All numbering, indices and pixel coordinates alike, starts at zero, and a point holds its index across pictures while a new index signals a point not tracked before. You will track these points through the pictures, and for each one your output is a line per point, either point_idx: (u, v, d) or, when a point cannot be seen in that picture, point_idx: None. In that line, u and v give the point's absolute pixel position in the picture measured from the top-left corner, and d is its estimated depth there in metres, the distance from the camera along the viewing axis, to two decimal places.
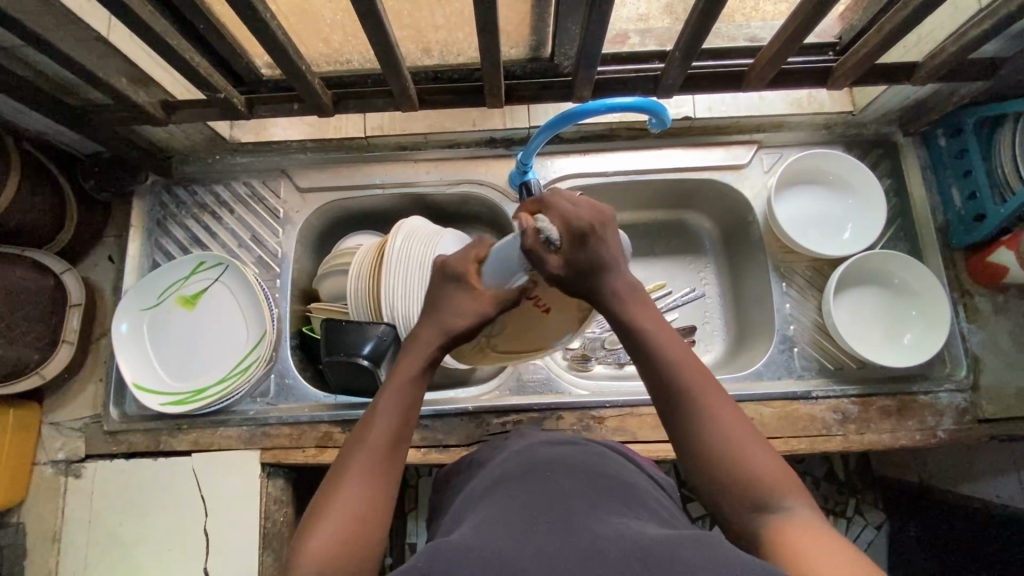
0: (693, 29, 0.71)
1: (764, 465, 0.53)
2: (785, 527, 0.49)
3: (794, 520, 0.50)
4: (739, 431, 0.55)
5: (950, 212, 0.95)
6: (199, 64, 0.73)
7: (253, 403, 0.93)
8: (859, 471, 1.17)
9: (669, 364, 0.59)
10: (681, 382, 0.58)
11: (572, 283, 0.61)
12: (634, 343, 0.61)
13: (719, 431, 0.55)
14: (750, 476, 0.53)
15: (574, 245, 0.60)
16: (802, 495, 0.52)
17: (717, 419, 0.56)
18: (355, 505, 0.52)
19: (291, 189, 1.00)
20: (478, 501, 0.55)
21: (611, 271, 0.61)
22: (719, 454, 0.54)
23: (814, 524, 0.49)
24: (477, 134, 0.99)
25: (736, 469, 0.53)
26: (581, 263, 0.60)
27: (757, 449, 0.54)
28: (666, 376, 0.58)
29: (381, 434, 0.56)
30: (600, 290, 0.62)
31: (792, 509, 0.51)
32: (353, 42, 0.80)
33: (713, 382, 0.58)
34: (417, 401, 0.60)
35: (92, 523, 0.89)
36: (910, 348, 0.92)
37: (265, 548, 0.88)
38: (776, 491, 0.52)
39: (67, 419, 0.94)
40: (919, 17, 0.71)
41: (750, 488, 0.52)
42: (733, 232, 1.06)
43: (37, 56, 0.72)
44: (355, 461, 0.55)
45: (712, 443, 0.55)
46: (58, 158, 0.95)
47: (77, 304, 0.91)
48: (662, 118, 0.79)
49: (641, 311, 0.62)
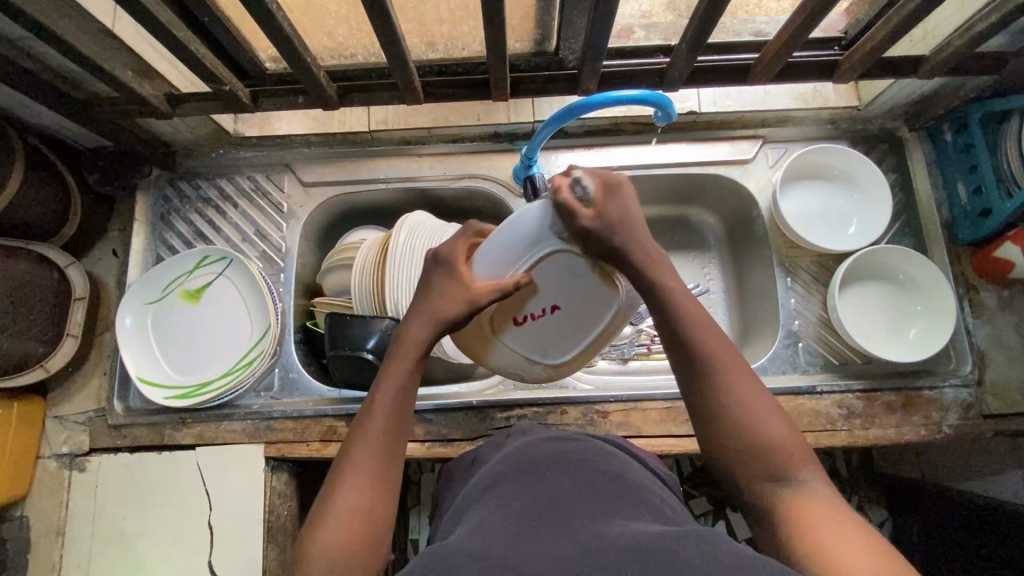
0: (700, 22, 0.71)
1: (780, 434, 0.53)
2: (799, 500, 0.50)
3: (809, 495, 0.50)
4: (770, 419, 0.54)
5: (954, 207, 0.95)
6: (204, 55, 0.73)
7: (257, 396, 0.93)
8: (861, 467, 1.22)
9: (690, 327, 0.58)
10: (712, 373, 0.56)
11: (595, 246, 0.59)
12: (658, 304, 0.60)
13: (740, 396, 0.55)
14: (764, 443, 0.53)
15: (604, 199, 0.59)
16: (818, 471, 0.52)
17: (748, 410, 0.54)
18: (358, 495, 0.52)
19: (295, 184, 0.99)
20: (485, 496, 0.55)
21: (629, 236, 0.59)
22: (737, 418, 0.54)
23: (827, 498, 0.49)
24: (481, 129, 0.99)
25: (754, 434, 0.53)
26: (612, 218, 0.58)
27: (786, 434, 0.53)
28: (686, 340, 0.58)
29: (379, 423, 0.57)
30: (623, 252, 0.59)
31: (805, 484, 0.51)
32: (358, 35, 0.80)
33: (748, 374, 0.57)
34: (411, 388, 0.61)
35: (96, 517, 0.89)
36: (916, 343, 0.92)
37: (269, 542, 0.88)
38: (790, 464, 0.52)
39: (71, 413, 0.94)
40: (925, 11, 0.70)
41: (763, 453, 0.53)
42: (738, 228, 1.06)
43: (42, 48, 0.72)
44: (357, 453, 0.55)
45: (730, 408, 0.55)
46: (62, 153, 0.95)
47: (81, 297, 0.92)
48: (668, 111, 0.79)
49: (667, 274, 0.60)
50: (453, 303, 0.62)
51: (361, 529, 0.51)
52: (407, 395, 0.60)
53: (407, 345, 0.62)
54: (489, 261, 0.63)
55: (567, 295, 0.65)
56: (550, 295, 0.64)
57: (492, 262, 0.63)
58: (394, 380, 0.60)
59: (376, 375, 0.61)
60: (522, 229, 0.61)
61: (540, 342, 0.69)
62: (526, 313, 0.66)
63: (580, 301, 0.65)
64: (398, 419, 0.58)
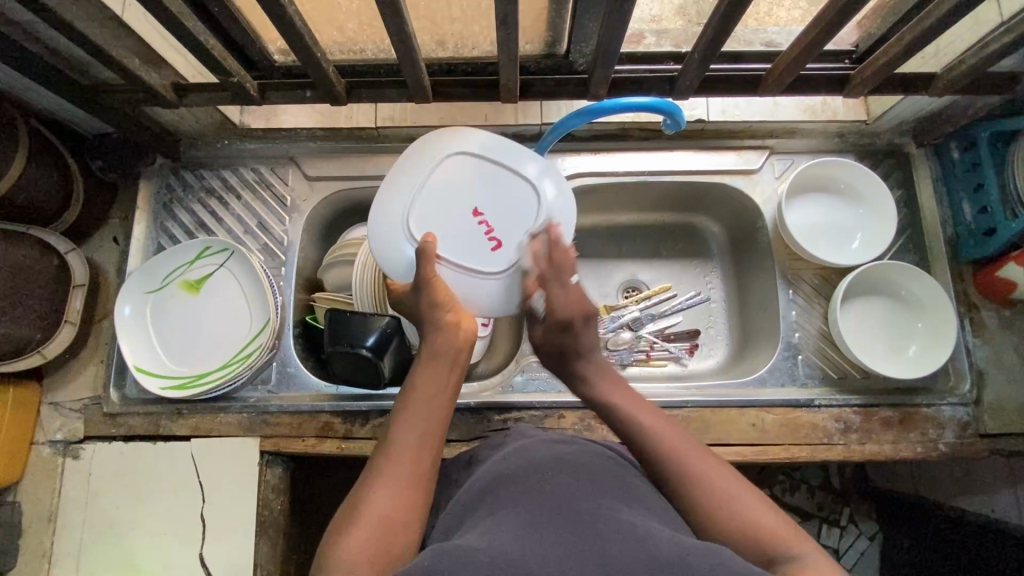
0: (713, 33, 0.70)
1: (757, 511, 0.54)
2: (798, 568, 0.49)
3: (806, 565, 0.49)
4: (745, 498, 0.55)
5: (959, 226, 0.95)
6: (213, 46, 0.72)
7: (254, 389, 0.92)
8: (855, 480, 1.20)
9: (642, 428, 0.62)
10: (679, 471, 0.58)
11: (547, 358, 0.72)
12: (613, 417, 0.65)
13: (710, 484, 0.56)
14: (750, 523, 0.53)
15: (553, 330, 0.69)
16: (808, 542, 0.52)
17: (723, 495, 0.55)
18: (388, 499, 0.53)
19: (299, 177, 0.99)
20: (482, 502, 0.54)
21: (584, 362, 0.70)
22: (709, 501, 0.55)
23: (827, 566, 0.49)
24: (489, 129, 0.98)
25: (734, 513, 0.54)
26: (554, 346, 0.70)
27: (763, 506, 0.55)
28: (639, 441, 0.61)
29: (408, 426, 0.58)
30: (576, 376, 0.70)
31: (801, 556, 0.50)
32: (368, 31, 0.80)
33: (713, 460, 0.59)
34: (444, 393, 0.62)
35: (89, 505, 0.88)
36: (914, 359, 0.92)
37: (261, 536, 0.88)
38: (782, 541, 0.52)
39: (67, 400, 0.94)
40: (941, 28, 0.70)
41: (754, 535, 0.53)
42: (741, 238, 1.05)
43: (49, 33, 0.71)
44: (386, 457, 0.56)
45: (695, 491, 0.56)
46: (66, 138, 0.94)
47: (81, 284, 0.91)
48: (677, 120, 0.82)
49: (612, 389, 0.68)
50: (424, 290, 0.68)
51: (387, 533, 0.51)
52: (439, 395, 0.61)
53: (434, 348, 0.65)
54: (394, 260, 0.73)
55: (469, 197, 0.74)
56: (461, 213, 0.74)
57: (393, 260, 0.73)
58: (424, 383, 0.62)
59: (407, 379, 0.63)
60: (382, 217, 0.73)
61: (519, 222, 0.74)
62: (480, 237, 0.73)
63: (483, 187, 0.74)
64: (429, 421, 0.59)
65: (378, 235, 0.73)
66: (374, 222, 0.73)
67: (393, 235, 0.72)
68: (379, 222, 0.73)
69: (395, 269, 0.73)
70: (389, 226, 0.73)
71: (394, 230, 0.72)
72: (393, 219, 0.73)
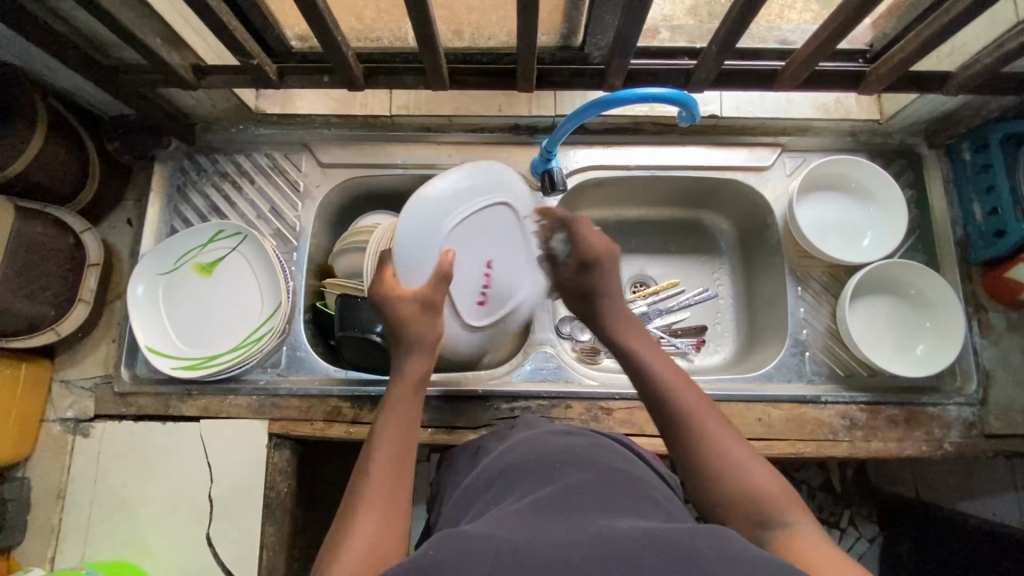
0: (730, 26, 0.71)
1: (756, 474, 0.56)
2: (787, 535, 0.51)
3: (797, 532, 0.51)
4: (746, 461, 0.57)
5: (969, 227, 0.95)
6: (234, 28, 0.72)
7: (263, 372, 0.93)
8: (855, 480, 1.21)
9: (658, 376, 0.66)
10: (691, 425, 0.61)
11: (572, 298, 0.78)
12: (627, 358, 0.70)
13: (714, 444, 0.59)
14: (747, 486, 0.55)
15: (579, 269, 0.77)
16: (803, 511, 0.54)
17: (725, 453, 0.58)
18: (372, 525, 0.53)
19: (313, 164, 1.00)
20: (489, 499, 0.54)
21: (607, 299, 0.75)
22: (711, 460, 0.58)
23: (818, 536, 0.51)
24: (502, 120, 0.99)
25: (733, 476, 0.56)
26: (584, 285, 0.76)
27: (762, 471, 0.56)
28: (655, 388, 0.65)
29: (384, 453, 0.60)
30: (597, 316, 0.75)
31: (794, 524, 0.52)
32: (385, 17, 0.81)
33: (722, 421, 0.61)
34: (414, 420, 0.65)
35: (99, 483, 0.89)
36: (921, 358, 0.92)
37: (268, 518, 0.89)
38: (778, 505, 0.54)
39: (78, 378, 0.94)
40: (958, 26, 0.70)
41: (751, 497, 0.55)
42: (750, 235, 1.06)
43: (71, 11, 0.72)
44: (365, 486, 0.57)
45: (701, 448, 0.59)
46: (83, 119, 0.95)
47: (95, 263, 0.92)
48: (692, 112, 0.79)
49: (633, 334, 0.72)
50: (415, 318, 0.70)
51: (376, 556, 0.51)
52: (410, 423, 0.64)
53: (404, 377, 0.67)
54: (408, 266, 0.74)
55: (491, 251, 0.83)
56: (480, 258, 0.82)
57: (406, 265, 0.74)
58: (394, 413, 0.64)
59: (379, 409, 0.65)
60: (419, 216, 0.75)
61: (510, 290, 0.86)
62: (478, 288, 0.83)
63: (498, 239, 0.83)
64: (403, 447, 0.61)
65: (409, 230, 0.74)
66: (409, 215, 0.74)
67: (422, 240, 0.75)
68: (416, 218, 0.75)
69: (412, 273, 0.75)
70: (424, 230, 0.75)
71: (425, 237, 0.75)
72: (432, 227, 0.76)
